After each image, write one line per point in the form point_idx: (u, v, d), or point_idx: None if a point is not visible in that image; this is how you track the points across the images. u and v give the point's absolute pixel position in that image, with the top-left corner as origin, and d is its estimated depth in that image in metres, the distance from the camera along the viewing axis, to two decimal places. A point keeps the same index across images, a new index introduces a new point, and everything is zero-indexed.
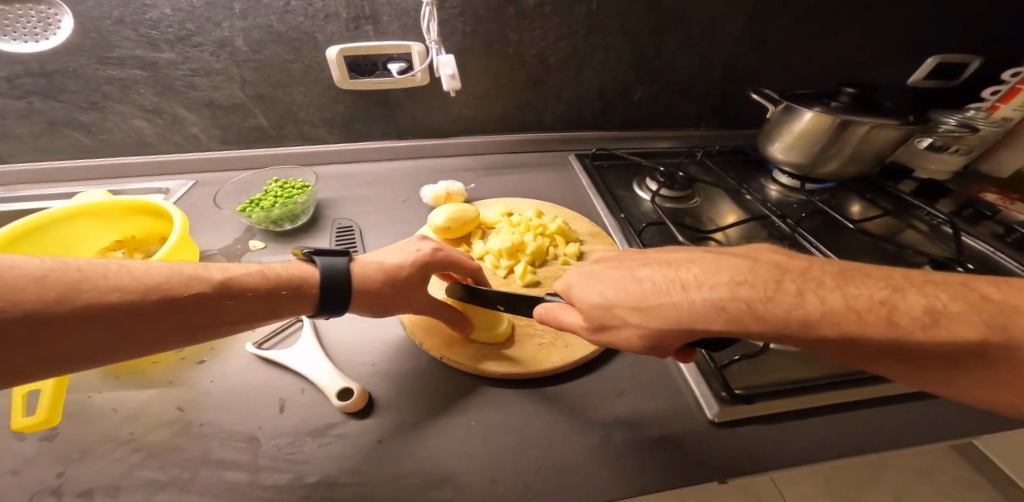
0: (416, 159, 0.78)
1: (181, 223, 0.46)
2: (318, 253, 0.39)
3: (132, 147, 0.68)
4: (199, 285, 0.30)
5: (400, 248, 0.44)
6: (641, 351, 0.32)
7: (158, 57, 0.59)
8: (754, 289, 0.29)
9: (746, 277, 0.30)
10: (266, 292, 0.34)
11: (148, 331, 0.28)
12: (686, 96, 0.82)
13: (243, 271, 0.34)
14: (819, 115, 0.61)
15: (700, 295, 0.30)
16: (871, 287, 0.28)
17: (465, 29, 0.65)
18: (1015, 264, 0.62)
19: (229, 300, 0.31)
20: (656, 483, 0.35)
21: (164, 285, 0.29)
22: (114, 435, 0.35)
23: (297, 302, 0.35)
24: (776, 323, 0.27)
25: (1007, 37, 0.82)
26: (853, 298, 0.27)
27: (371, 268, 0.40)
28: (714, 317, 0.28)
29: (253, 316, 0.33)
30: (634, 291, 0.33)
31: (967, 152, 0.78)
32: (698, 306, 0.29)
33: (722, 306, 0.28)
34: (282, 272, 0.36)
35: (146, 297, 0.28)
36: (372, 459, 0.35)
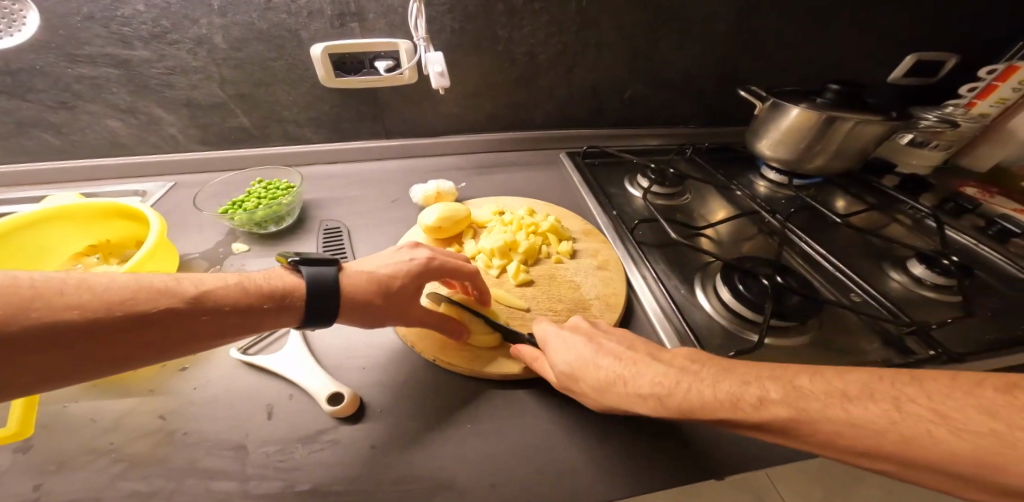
0: (406, 158, 0.76)
1: (158, 227, 0.44)
2: (306, 262, 0.37)
3: (106, 148, 0.65)
4: (167, 301, 0.28)
5: (391, 257, 0.42)
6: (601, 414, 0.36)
7: (131, 55, 0.56)
8: (670, 383, 0.31)
9: (670, 371, 0.32)
10: (244, 306, 0.32)
11: (113, 351, 0.26)
12: (675, 94, 0.82)
13: (220, 284, 0.32)
14: (805, 111, 0.61)
15: (629, 384, 0.33)
16: (749, 375, 0.29)
17: (454, 26, 0.64)
18: (999, 257, 0.64)
19: (201, 317, 0.30)
20: (656, 485, 0.34)
21: (129, 301, 0.27)
22: (93, 446, 0.33)
23: (278, 316, 0.34)
24: (674, 410, 0.30)
25: (981, 36, 0.85)
26: (731, 386, 0.29)
27: (361, 277, 0.38)
28: (635, 405, 0.32)
29: (231, 332, 0.31)
30: (586, 369, 0.35)
31: (945, 148, 0.81)
32: (625, 393, 0.33)
33: (641, 396, 0.32)
34: (263, 285, 0.34)
35: (110, 314, 0.26)
36: (371, 463, 0.34)
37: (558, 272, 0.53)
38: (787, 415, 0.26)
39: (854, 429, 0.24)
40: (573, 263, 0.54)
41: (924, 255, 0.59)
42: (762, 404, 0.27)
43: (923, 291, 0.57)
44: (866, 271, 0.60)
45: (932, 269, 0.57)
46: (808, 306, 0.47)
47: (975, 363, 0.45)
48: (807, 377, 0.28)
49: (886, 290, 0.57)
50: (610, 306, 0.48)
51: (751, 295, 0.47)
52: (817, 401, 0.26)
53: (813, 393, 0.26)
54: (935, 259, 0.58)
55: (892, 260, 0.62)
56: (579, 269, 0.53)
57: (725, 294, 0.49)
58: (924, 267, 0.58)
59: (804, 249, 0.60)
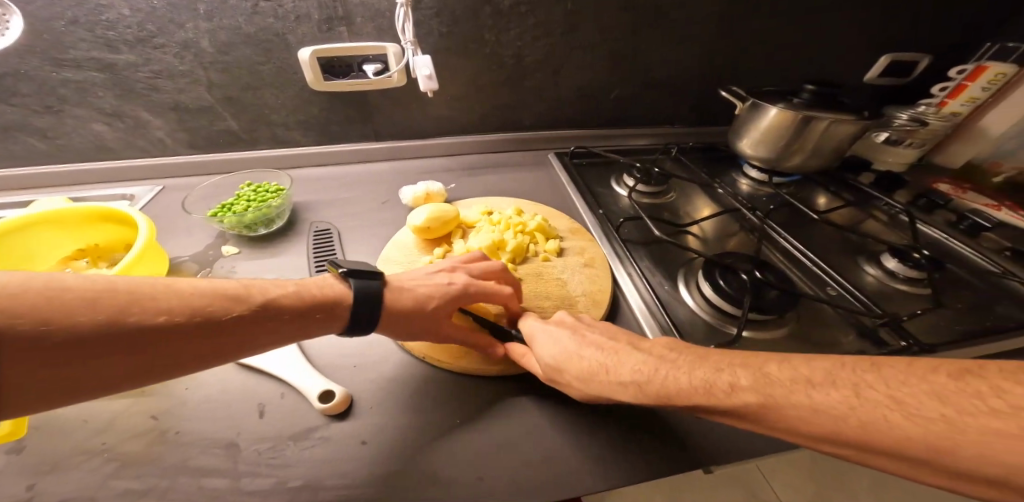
0: (396, 160, 0.77)
1: (147, 230, 0.45)
2: (353, 273, 0.39)
3: (92, 152, 0.64)
4: (235, 307, 0.31)
5: (422, 272, 0.44)
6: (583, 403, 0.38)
7: (116, 59, 0.56)
8: (648, 371, 0.33)
9: (649, 360, 0.34)
10: (292, 314, 0.33)
11: (174, 355, 0.27)
12: (660, 94, 0.84)
13: (279, 292, 0.34)
14: (782, 111, 0.64)
15: (612, 374, 0.35)
16: (721, 364, 0.31)
17: (442, 29, 0.65)
18: (969, 250, 0.67)
19: (264, 322, 0.32)
20: (639, 475, 0.36)
21: (189, 307, 0.28)
22: (85, 446, 0.33)
23: (328, 322, 0.36)
24: (654, 396, 0.32)
25: (951, 37, 0.88)
26: (703, 374, 0.31)
27: (403, 294, 0.40)
28: (617, 393, 0.34)
29: (279, 338, 0.33)
30: (573, 361, 0.37)
31: (919, 145, 0.84)
32: (608, 382, 0.35)
33: (625, 383, 0.34)
34: (315, 293, 0.36)
35: (174, 319, 0.27)
36: (363, 458, 0.35)
37: (546, 270, 0.54)
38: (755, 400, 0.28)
39: (810, 411, 0.26)
40: (560, 261, 0.55)
41: (896, 249, 0.61)
42: (731, 391, 0.29)
43: (897, 284, 0.59)
44: (843, 265, 0.63)
45: (904, 263, 0.59)
46: (785, 300, 0.49)
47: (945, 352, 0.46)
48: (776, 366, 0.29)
49: (861, 284, 0.59)
50: (595, 302, 0.49)
51: (731, 290, 0.49)
52: (782, 387, 0.27)
53: (780, 381, 0.28)
54: (907, 253, 0.60)
55: (868, 255, 0.65)
56: (566, 267, 0.54)
57: (706, 289, 0.51)
58: (897, 261, 0.60)
59: (785, 246, 0.62)
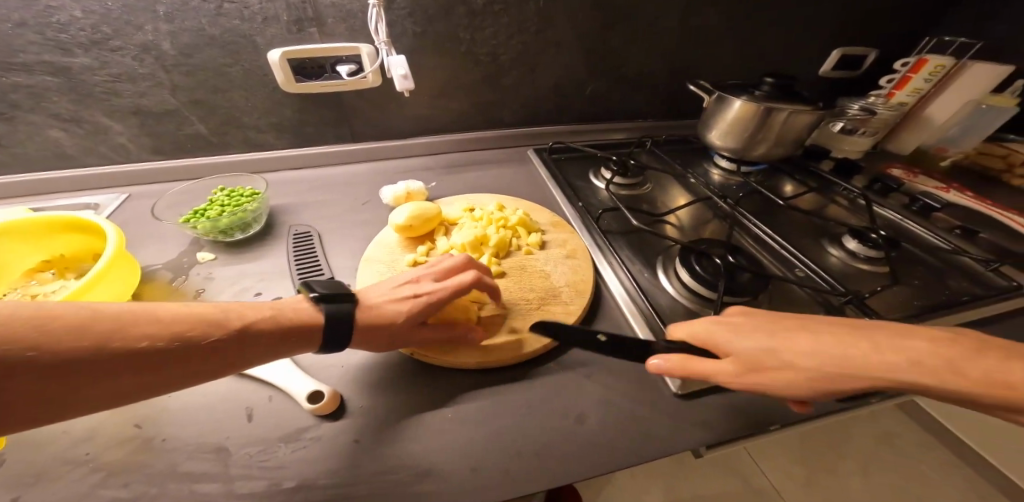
0: (374, 161, 0.76)
1: (116, 239, 0.43)
2: (324, 297, 0.37)
3: (50, 160, 0.61)
4: (218, 328, 0.30)
5: (391, 283, 0.42)
6: (809, 394, 0.33)
7: (70, 63, 0.54)
8: (830, 361, 0.33)
9: (835, 349, 0.33)
10: (271, 334, 0.32)
11: (152, 377, 0.27)
12: (631, 91, 0.87)
13: (262, 312, 0.33)
14: (746, 103, 0.68)
15: (816, 359, 0.33)
16: (917, 353, 0.32)
17: (416, 29, 0.65)
18: (920, 229, 0.72)
19: (248, 341, 0.31)
20: (629, 455, 0.37)
21: (169, 328, 0.28)
22: (68, 458, 0.32)
23: (313, 339, 0.35)
24: (938, 376, 0.30)
25: (893, 33, 0.95)
26: (892, 365, 0.31)
27: (373, 312, 0.38)
28: (886, 369, 0.31)
29: (260, 356, 0.32)
30: (744, 350, 0.36)
31: (871, 134, 0.90)
32: (872, 360, 0.32)
33: (909, 359, 0.31)
34: (297, 312, 0.35)
35: (153, 340, 0.27)
36: (358, 456, 0.35)
37: (529, 262, 0.55)
38: (920, 376, 0.31)
39: None
40: (543, 254, 0.56)
41: (855, 230, 0.65)
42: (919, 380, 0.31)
43: (858, 264, 0.63)
44: (809, 248, 0.66)
45: (863, 244, 0.63)
46: (756, 283, 0.51)
47: (904, 327, 0.50)
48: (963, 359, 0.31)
49: (827, 265, 0.63)
50: (579, 291, 0.51)
51: (706, 275, 0.51)
52: None
53: (987, 375, 0.29)
54: (866, 234, 0.64)
55: (831, 237, 0.69)
56: (549, 259, 0.55)
57: (684, 275, 0.53)
58: (857, 241, 0.64)
59: (755, 231, 0.65)
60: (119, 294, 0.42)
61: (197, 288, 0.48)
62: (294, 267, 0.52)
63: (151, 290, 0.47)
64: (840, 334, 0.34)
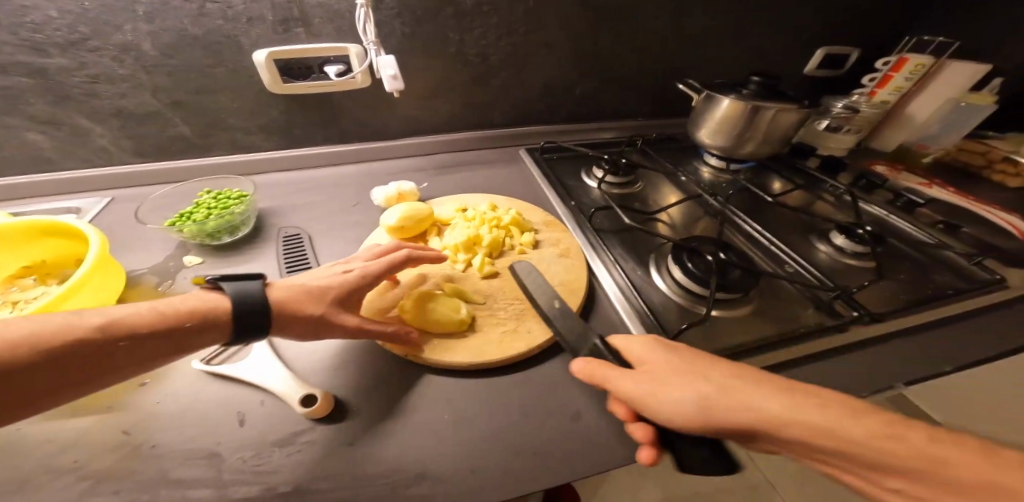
0: (365, 162, 0.76)
1: (99, 243, 0.42)
2: (225, 279, 0.36)
3: (28, 164, 0.59)
4: (73, 335, 0.27)
5: (325, 272, 0.42)
6: (687, 413, 0.32)
7: (46, 63, 0.52)
8: (735, 389, 0.32)
9: (748, 384, 0.33)
10: (164, 330, 0.31)
11: (27, 389, 0.25)
12: (622, 91, 0.88)
13: (131, 311, 0.31)
14: (735, 102, 0.69)
15: (710, 380, 0.33)
16: (831, 403, 0.31)
17: (404, 29, 0.65)
18: (905, 225, 0.74)
19: (119, 344, 0.29)
20: (627, 453, 0.37)
21: (31, 337, 0.26)
22: (53, 467, 0.31)
23: (206, 333, 0.33)
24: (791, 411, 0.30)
25: (875, 33, 0.97)
26: (782, 402, 0.31)
27: (292, 290, 0.38)
28: (763, 401, 0.31)
29: (157, 355, 0.30)
30: (664, 363, 0.35)
31: (856, 132, 0.92)
32: (754, 392, 0.32)
33: (781, 397, 0.31)
34: (180, 306, 0.33)
35: (13, 352, 0.25)
36: (355, 458, 0.34)
37: (522, 262, 0.55)
38: (779, 408, 0.31)
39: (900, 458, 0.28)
40: (536, 253, 0.56)
41: (843, 226, 0.66)
42: (818, 426, 0.30)
43: (846, 259, 0.64)
44: (798, 244, 0.67)
45: (850, 239, 0.65)
46: (747, 280, 0.52)
47: (891, 321, 0.51)
48: (869, 411, 0.31)
49: (816, 261, 0.64)
50: (572, 290, 0.51)
51: (699, 272, 0.51)
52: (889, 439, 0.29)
53: (880, 431, 0.29)
54: (852, 230, 0.65)
55: (819, 233, 0.70)
56: (542, 258, 0.55)
57: (676, 273, 0.53)
58: (844, 237, 0.66)
59: (746, 228, 0.66)
60: (104, 299, 0.41)
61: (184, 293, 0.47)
62: (284, 270, 0.51)
63: (136, 296, 0.46)
64: (740, 370, 0.35)
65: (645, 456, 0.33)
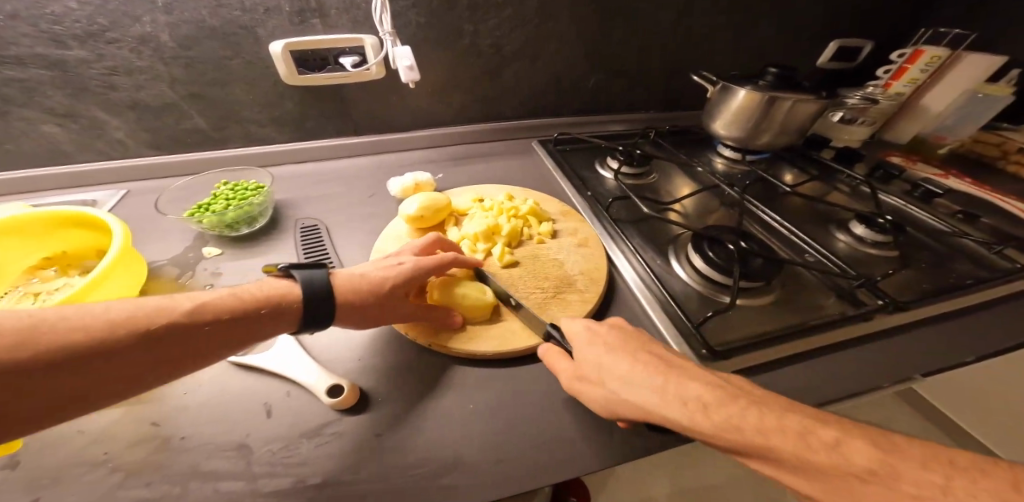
0: (377, 155, 0.75)
1: (122, 234, 0.42)
2: (297, 267, 0.36)
3: (44, 157, 0.59)
4: (168, 317, 0.28)
5: (379, 259, 0.42)
6: (601, 410, 0.34)
7: (65, 55, 0.52)
8: (625, 388, 0.33)
9: (636, 381, 0.33)
10: (245, 314, 0.31)
11: (127, 370, 0.25)
12: (635, 82, 0.87)
13: (214, 296, 0.31)
14: (751, 93, 0.67)
15: (622, 380, 0.33)
16: (692, 398, 0.30)
17: (419, 20, 0.64)
18: (924, 214, 0.73)
19: (206, 327, 0.29)
20: (655, 442, 0.37)
21: (131, 318, 0.26)
22: (84, 459, 0.31)
23: (280, 321, 0.33)
24: (702, 419, 0.28)
25: (892, 22, 0.95)
26: (692, 411, 0.29)
27: (353, 280, 0.38)
28: (669, 409, 0.30)
29: (240, 338, 0.31)
30: (581, 358, 0.37)
31: (871, 123, 0.91)
32: (665, 397, 0.31)
33: (691, 404, 0.29)
34: (256, 293, 0.33)
35: (114, 334, 0.25)
36: (384, 447, 0.34)
37: (542, 252, 0.54)
38: (683, 414, 0.29)
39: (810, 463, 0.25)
40: (555, 243, 0.56)
41: (863, 216, 0.65)
42: (706, 429, 0.28)
43: (867, 249, 0.63)
44: (817, 234, 0.66)
45: (871, 229, 0.64)
46: (769, 269, 0.51)
47: (916, 309, 0.51)
48: (725, 400, 0.29)
49: (836, 251, 0.63)
50: (593, 280, 0.50)
51: (721, 261, 0.51)
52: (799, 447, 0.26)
53: (732, 422, 0.28)
54: (873, 219, 0.64)
55: (838, 223, 0.69)
56: (561, 248, 0.55)
57: (697, 261, 0.53)
58: (864, 227, 0.65)
59: (763, 217, 0.66)
60: (126, 291, 0.41)
61: (206, 284, 0.47)
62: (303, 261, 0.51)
63: (158, 287, 0.45)
64: (670, 368, 0.33)
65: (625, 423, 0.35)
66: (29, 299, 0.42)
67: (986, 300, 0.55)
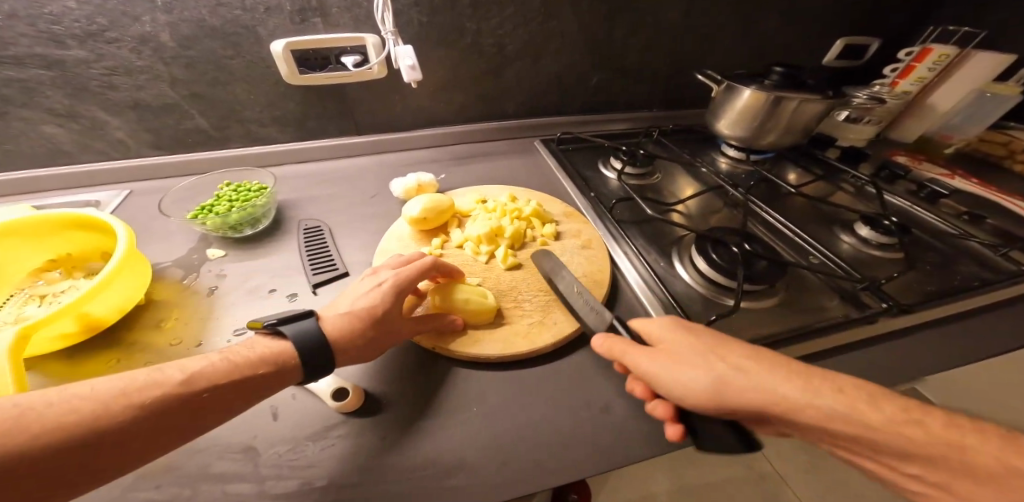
0: (380, 154, 0.75)
1: (126, 238, 0.42)
2: (284, 322, 0.35)
3: (46, 157, 0.59)
4: (160, 389, 0.27)
5: (360, 289, 0.41)
6: (702, 396, 0.32)
7: (64, 56, 0.52)
8: (742, 371, 0.32)
9: (762, 368, 0.32)
10: (241, 378, 0.31)
11: (118, 449, 0.25)
12: (638, 80, 0.86)
13: (207, 362, 0.30)
14: (756, 92, 0.67)
15: (731, 365, 0.32)
16: (847, 388, 0.30)
17: (421, 19, 0.64)
18: (929, 214, 0.72)
19: (202, 396, 0.28)
20: (659, 445, 0.37)
21: (122, 395, 0.26)
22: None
23: (279, 380, 0.32)
24: (832, 407, 0.29)
25: (899, 19, 0.94)
26: (821, 398, 0.30)
27: (342, 320, 0.37)
28: (794, 396, 0.30)
29: (237, 404, 0.30)
30: (682, 342, 0.35)
31: (877, 122, 0.90)
32: (783, 385, 0.30)
33: (816, 391, 0.30)
34: (252, 353, 0.32)
35: (106, 413, 0.25)
36: (390, 449, 0.34)
37: None
38: (820, 401, 0.29)
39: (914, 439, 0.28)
40: (558, 245, 0.56)
41: (868, 217, 0.65)
42: (836, 416, 0.29)
43: (871, 250, 0.63)
44: (821, 235, 0.66)
45: (876, 230, 0.64)
46: (773, 271, 0.51)
47: (922, 312, 0.50)
48: (881, 395, 0.30)
49: (839, 252, 0.63)
50: (597, 282, 0.50)
51: (724, 263, 0.51)
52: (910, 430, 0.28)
53: (862, 410, 0.29)
54: (878, 220, 0.64)
55: (842, 223, 0.69)
56: (565, 249, 0.55)
57: (700, 263, 0.52)
58: (869, 228, 0.64)
59: (766, 218, 0.66)
60: (129, 296, 0.41)
61: (210, 286, 0.47)
62: (306, 262, 0.51)
63: (163, 289, 0.46)
64: (771, 356, 0.33)
65: (672, 433, 0.33)
66: (35, 301, 0.42)
67: (992, 302, 0.55)
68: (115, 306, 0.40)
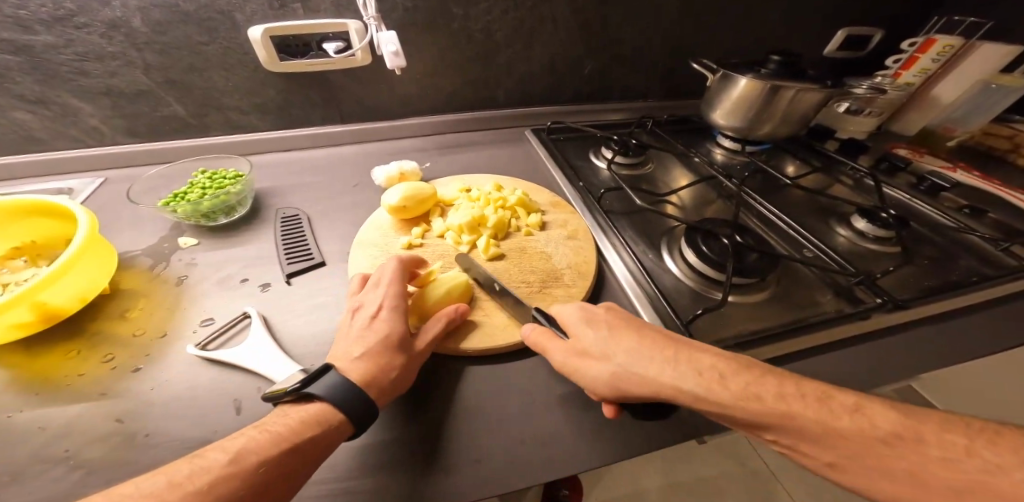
0: (365, 142, 0.73)
1: (88, 224, 0.40)
2: (309, 385, 0.32)
3: (17, 144, 0.58)
4: (210, 475, 0.25)
5: (357, 328, 0.37)
6: (605, 390, 0.33)
7: (33, 41, 0.50)
8: (635, 361, 0.33)
9: (654, 349, 0.33)
10: (292, 444, 0.28)
11: None
12: (632, 69, 0.84)
13: (248, 437, 0.28)
14: (752, 81, 0.65)
15: (627, 357, 0.33)
16: (721, 365, 0.31)
17: (406, 5, 0.62)
18: (929, 208, 0.70)
19: (256, 469, 0.26)
20: (642, 446, 0.35)
21: (173, 487, 0.24)
22: (46, 456, 0.30)
23: (331, 440, 0.30)
24: (731, 393, 0.29)
25: (903, 8, 0.92)
26: (702, 380, 0.30)
27: (363, 366, 0.34)
28: (679, 382, 0.30)
29: (294, 475, 0.27)
30: (585, 333, 0.36)
31: (878, 114, 0.87)
32: (674, 371, 0.31)
33: (699, 372, 0.30)
34: (293, 419, 0.29)
35: None
36: (356, 447, 0.33)
37: (528, 244, 0.53)
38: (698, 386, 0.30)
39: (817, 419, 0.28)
40: (543, 235, 0.54)
41: (865, 210, 0.63)
42: (724, 402, 0.29)
43: (867, 244, 0.61)
44: (816, 228, 0.64)
45: (873, 223, 0.62)
46: (765, 263, 0.49)
47: (919, 308, 0.49)
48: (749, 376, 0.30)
49: (835, 245, 0.61)
50: (581, 273, 0.49)
51: (714, 255, 0.49)
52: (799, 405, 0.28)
53: (751, 391, 0.29)
54: (875, 214, 0.62)
55: (839, 216, 0.67)
56: (549, 240, 0.53)
57: (690, 255, 0.51)
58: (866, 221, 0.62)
59: (761, 211, 0.64)
60: (93, 284, 0.40)
61: (179, 275, 0.45)
62: (281, 251, 0.49)
63: (131, 279, 0.44)
64: (662, 340, 0.34)
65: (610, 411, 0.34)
66: None
67: (989, 298, 0.53)
68: (77, 293, 0.38)
